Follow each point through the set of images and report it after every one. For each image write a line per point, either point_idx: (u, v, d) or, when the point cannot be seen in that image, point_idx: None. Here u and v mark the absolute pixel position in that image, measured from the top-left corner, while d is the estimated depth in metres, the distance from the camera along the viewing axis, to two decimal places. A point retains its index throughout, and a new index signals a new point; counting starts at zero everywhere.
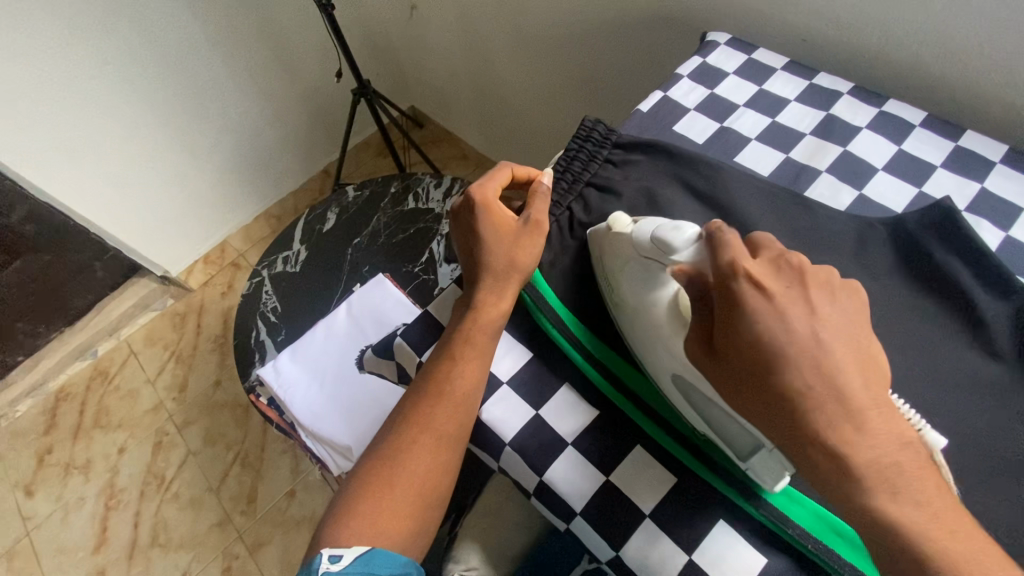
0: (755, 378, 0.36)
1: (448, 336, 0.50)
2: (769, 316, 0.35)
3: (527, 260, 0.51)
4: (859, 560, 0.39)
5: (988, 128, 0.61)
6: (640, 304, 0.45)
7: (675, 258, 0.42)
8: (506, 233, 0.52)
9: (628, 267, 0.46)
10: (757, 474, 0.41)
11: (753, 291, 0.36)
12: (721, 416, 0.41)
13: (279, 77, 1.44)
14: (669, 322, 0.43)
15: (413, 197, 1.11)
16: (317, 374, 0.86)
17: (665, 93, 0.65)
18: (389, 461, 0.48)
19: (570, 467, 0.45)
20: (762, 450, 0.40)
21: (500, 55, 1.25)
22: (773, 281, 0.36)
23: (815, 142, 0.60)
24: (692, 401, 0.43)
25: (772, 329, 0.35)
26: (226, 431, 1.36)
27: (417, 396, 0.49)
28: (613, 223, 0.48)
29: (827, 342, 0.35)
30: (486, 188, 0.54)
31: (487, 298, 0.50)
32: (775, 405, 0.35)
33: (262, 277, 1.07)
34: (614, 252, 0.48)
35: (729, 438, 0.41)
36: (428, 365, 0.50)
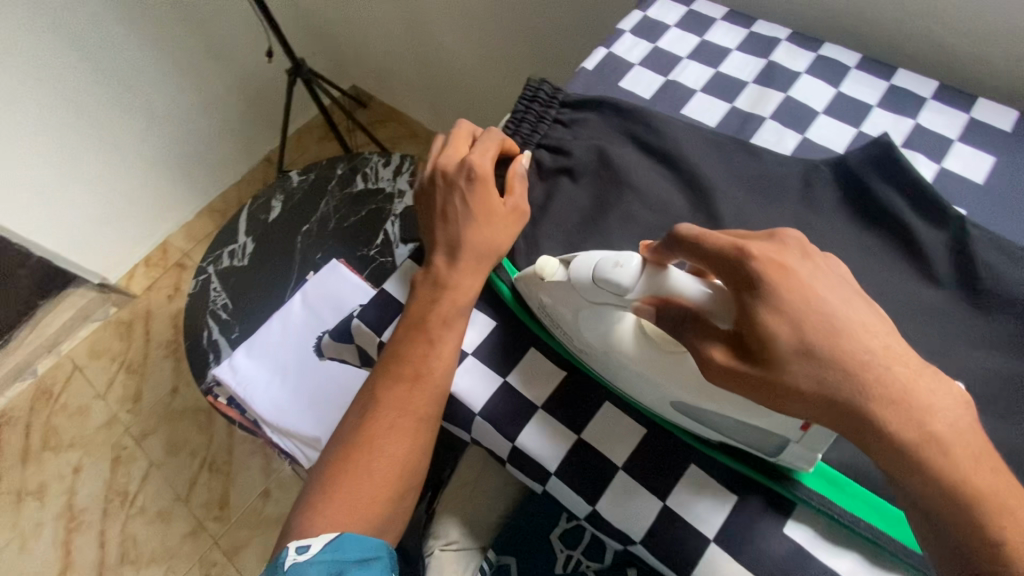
0: (795, 369, 0.32)
1: (417, 311, 0.47)
2: (799, 294, 0.33)
3: (502, 243, 0.49)
4: (822, 486, 0.40)
5: (919, 66, 0.63)
6: (606, 343, 0.42)
7: (631, 296, 0.38)
8: (484, 209, 0.49)
9: (580, 313, 0.42)
10: (790, 461, 0.40)
11: (777, 271, 0.33)
12: (733, 422, 0.39)
13: (206, 61, 1.35)
14: (657, 351, 0.40)
15: (361, 178, 1.07)
16: (277, 368, 0.83)
17: (609, 50, 0.64)
18: (358, 448, 0.45)
19: (542, 430, 0.45)
20: (790, 444, 0.38)
21: (440, 23, 1.20)
22: (785, 254, 0.34)
23: (758, 90, 0.60)
24: (694, 415, 0.41)
25: (812, 313, 0.32)
26: (189, 438, 1.31)
27: (386, 379, 0.46)
28: (542, 271, 0.42)
29: (840, 310, 0.33)
30: (483, 159, 0.51)
31: (461, 279, 0.47)
32: (830, 389, 0.32)
33: (208, 274, 1.01)
34: (557, 302, 0.43)
35: (749, 439, 0.40)
36: (396, 347, 0.47)
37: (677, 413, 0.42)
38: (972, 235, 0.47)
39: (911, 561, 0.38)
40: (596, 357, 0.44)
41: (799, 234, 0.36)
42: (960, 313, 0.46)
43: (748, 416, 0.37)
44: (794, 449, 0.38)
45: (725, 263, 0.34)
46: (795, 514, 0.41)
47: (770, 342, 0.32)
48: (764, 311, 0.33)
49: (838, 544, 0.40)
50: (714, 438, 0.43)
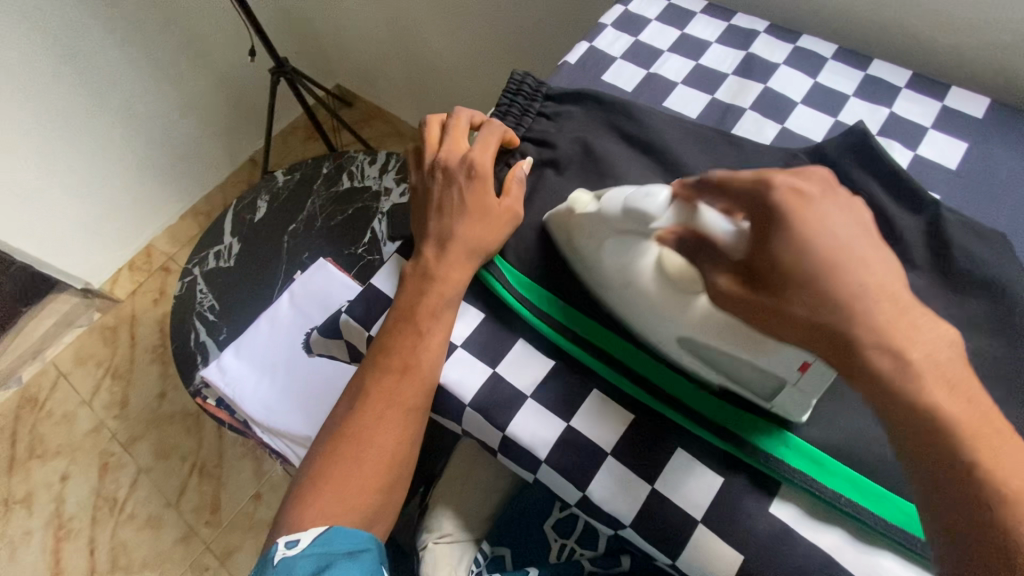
0: (790, 299, 0.33)
1: (405, 301, 0.48)
2: (813, 221, 0.32)
3: (490, 240, 0.49)
4: (807, 465, 0.41)
5: (893, 57, 0.65)
6: (623, 274, 0.44)
7: (656, 226, 0.40)
8: (479, 207, 0.50)
9: (603, 243, 0.45)
10: (785, 409, 0.42)
11: (795, 200, 0.33)
12: (740, 362, 0.41)
13: (188, 62, 1.33)
14: (669, 287, 0.42)
15: (348, 176, 1.07)
16: (265, 368, 0.83)
17: (591, 44, 0.65)
18: (348, 442, 0.45)
19: (532, 419, 0.45)
20: (786, 387, 0.41)
21: (424, 21, 1.20)
22: (809, 186, 0.33)
23: (738, 82, 0.61)
24: (697, 352, 0.43)
25: (821, 239, 0.32)
26: (179, 443, 1.30)
27: (374, 372, 0.46)
28: (575, 204, 0.46)
29: (850, 239, 0.32)
30: (485, 158, 0.52)
31: (449, 271, 0.48)
32: (821, 319, 0.32)
33: (194, 276, 1.01)
34: (584, 234, 0.46)
35: (747, 382, 0.42)
36: (385, 339, 0.47)
37: (683, 353, 0.44)
38: (946, 218, 0.49)
39: (893, 535, 0.39)
40: (612, 292, 0.46)
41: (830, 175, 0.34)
42: (936, 294, 0.47)
43: (744, 351, 0.40)
44: (789, 392, 0.41)
45: (750, 195, 0.34)
46: (780, 493, 0.42)
47: (775, 273, 0.33)
48: (773, 243, 0.33)
49: (821, 521, 0.41)
50: (716, 381, 0.44)
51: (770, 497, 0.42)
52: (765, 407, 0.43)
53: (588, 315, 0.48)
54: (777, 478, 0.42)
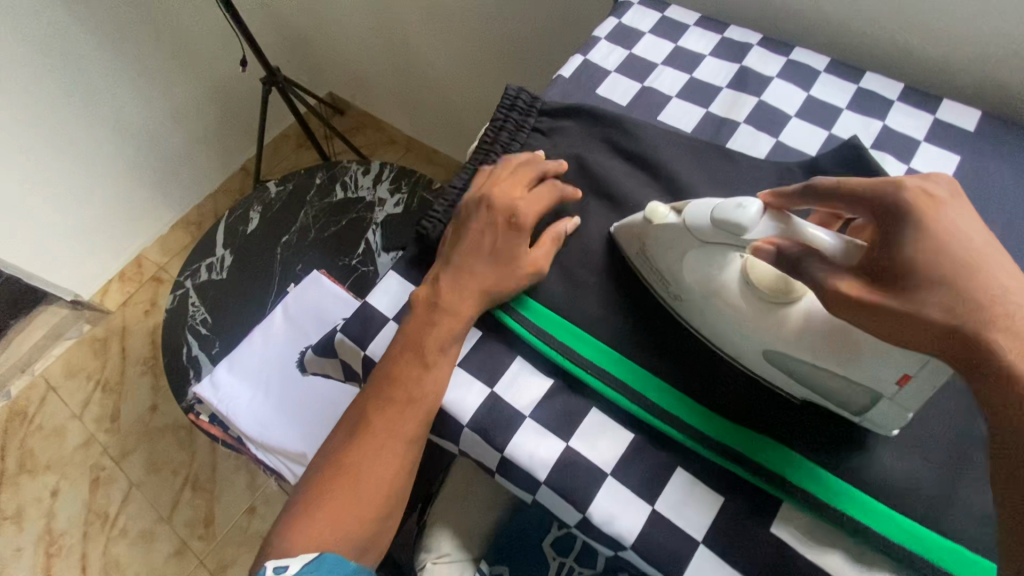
0: (930, 297, 0.33)
1: (411, 331, 0.47)
2: (947, 223, 0.35)
3: (502, 288, 0.48)
4: (807, 484, 0.41)
5: (884, 69, 0.65)
6: (706, 287, 0.45)
7: (749, 237, 0.41)
8: (504, 259, 0.48)
9: (686, 253, 0.45)
10: (876, 423, 0.42)
11: (928, 204, 0.35)
12: (829, 376, 0.41)
13: (178, 71, 1.32)
14: (758, 299, 0.43)
15: (341, 187, 1.06)
16: (259, 383, 0.82)
17: (585, 57, 0.65)
18: (344, 468, 0.45)
19: (531, 439, 0.45)
20: (881, 400, 0.40)
21: (417, 29, 1.20)
22: (939, 191, 0.36)
23: (732, 95, 0.61)
24: (787, 366, 0.43)
25: (953, 242, 0.34)
26: (171, 456, 1.28)
27: (375, 400, 0.46)
28: (652, 215, 0.46)
29: (973, 242, 0.34)
30: (531, 209, 0.50)
31: (457, 306, 0.47)
32: (961, 320, 0.32)
33: (186, 289, 0.99)
34: (664, 244, 0.46)
35: (835, 395, 0.42)
36: (389, 367, 0.46)
37: (771, 369, 0.44)
38: None
39: (894, 552, 0.39)
40: (692, 304, 0.46)
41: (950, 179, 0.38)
42: None
43: (842, 365, 0.40)
44: (881, 409, 0.40)
45: (874, 199, 0.37)
46: (781, 511, 0.42)
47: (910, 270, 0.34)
48: (904, 238, 0.35)
49: (821, 539, 0.41)
50: (799, 395, 0.44)
51: (771, 516, 0.42)
52: (851, 420, 0.43)
53: (592, 338, 0.48)
54: (778, 496, 0.42)
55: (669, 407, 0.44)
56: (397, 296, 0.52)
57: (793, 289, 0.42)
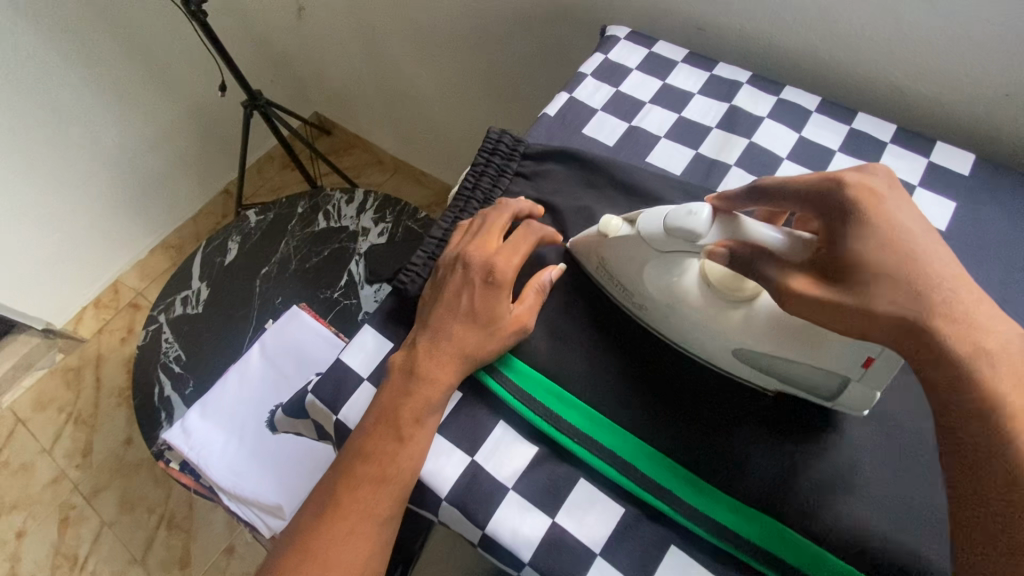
0: (868, 283, 0.33)
1: (384, 401, 0.44)
2: (883, 214, 0.35)
3: (481, 351, 0.45)
4: (812, 566, 0.38)
5: (877, 108, 0.64)
6: (670, 294, 0.44)
7: (702, 242, 0.41)
8: (484, 317, 0.45)
9: (643, 263, 0.44)
10: (846, 406, 0.41)
11: (868, 196, 0.36)
12: (797, 364, 0.41)
13: (158, 94, 1.29)
14: (714, 303, 0.43)
15: (323, 216, 1.03)
16: (234, 428, 0.79)
17: (571, 94, 0.63)
18: (311, 556, 0.41)
19: (514, 514, 0.42)
20: (848, 383, 0.40)
21: (403, 54, 1.18)
22: (876, 183, 0.37)
23: (722, 136, 0.59)
24: (755, 361, 0.43)
25: (886, 229, 0.35)
26: (146, 493, 1.23)
27: (348, 478, 0.43)
28: (607, 228, 0.45)
29: (913, 229, 0.35)
30: (508, 264, 0.46)
31: (433, 372, 0.44)
32: (904, 306, 0.32)
33: (160, 324, 0.96)
34: (620, 255, 0.45)
35: (803, 382, 0.42)
36: (361, 443, 0.43)
37: (744, 368, 0.44)
38: None
39: None
40: (656, 310, 0.46)
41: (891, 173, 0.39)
42: None
43: (808, 350, 0.40)
44: (853, 388, 0.40)
45: (818, 195, 0.38)
46: None
47: (846, 258, 0.34)
48: (846, 233, 0.35)
49: None
50: (772, 388, 0.44)
51: None
52: (823, 406, 0.43)
53: (578, 400, 0.45)
54: None
55: (661, 481, 0.41)
56: (372, 354, 0.49)
57: (746, 288, 0.42)
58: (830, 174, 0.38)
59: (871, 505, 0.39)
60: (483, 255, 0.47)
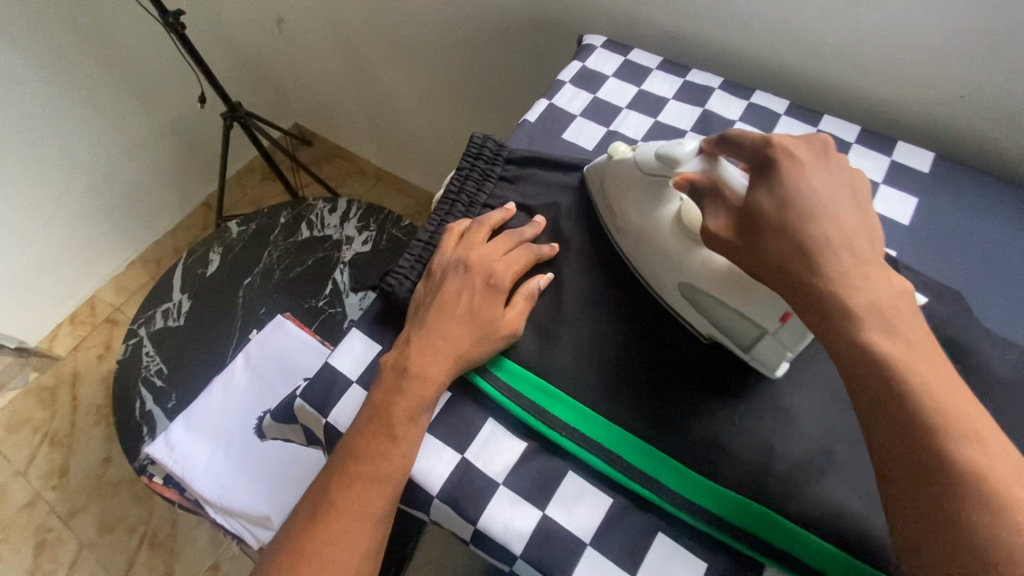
0: (765, 236, 0.39)
1: (377, 399, 0.44)
2: (796, 177, 0.40)
3: (475, 353, 0.46)
4: (795, 547, 0.40)
5: (842, 111, 0.67)
6: (643, 221, 0.49)
7: (680, 171, 0.45)
8: (484, 320, 0.47)
9: (628, 190, 0.49)
10: (761, 361, 0.45)
11: (788, 161, 0.40)
12: (728, 310, 0.45)
13: (135, 107, 1.28)
14: (676, 236, 0.47)
15: (306, 225, 1.03)
16: (220, 440, 0.78)
17: (551, 101, 0.65)
18: (304, 556, 0.42)
19: (505, 508, 0.43)
20: (767, 335, 0.43)
21: (384, 65, 1.20)
22: (805, 150, 0.41)
23: (696, 138, 0.62)
24: (696, 300, 0.46)
25: (792, 192, 0.39)
26: (126, 513, 1.20)
27: (341, 476, 0.43)
28: (613, 152, 0.51)
29: (819, 196, 0.39)
30: (507, 270, 0.49)
31: (426, 369, 0.44)
32: (786, 253, 0.38)
33: (141, 337, 0.94)
34: (614, 182, 0.50)
35: (731, 332, 0.45)
36: (353, 442, 0.43)
37: (680, 303, 0.47)
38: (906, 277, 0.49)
39: None
40: (629, 241, 0.50)
41: (827, 143, 0.42)
42: None
43: (738, 297, 0.44)
44: (769, 341, 0.44)
45: (752, 153, 0.42)
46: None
47: (753, 216, 0.40)
48: (759, 193, 0.40)
49: None
50: (706, 334, 0.47)
51: None
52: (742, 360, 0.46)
53: (567, 396, 0.46)
54: (763, 561, 0.40)
55: (649, 471, 0.43)
56: (360, 356, 0.49)
57: None
58: (766, 135, 0.42)
59: (847, 485, 0.41)
60: (484, 260, 0.49)
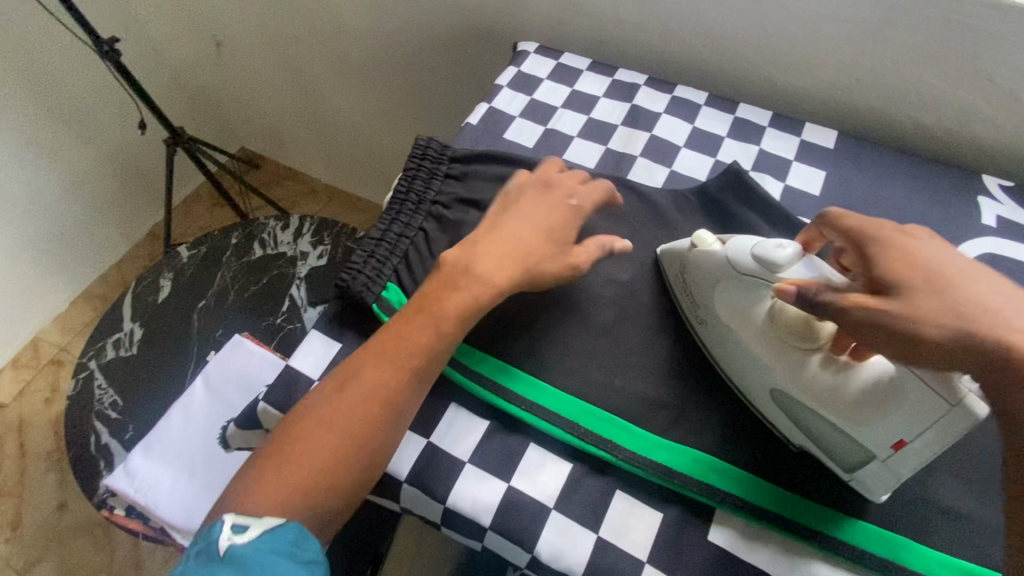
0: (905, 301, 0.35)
1: (430, 291, 0.47)
2: (916, 249, 0.38)
3: (539, 267, 0.48)
4: (736, 486, 0.44)
5: (755, 100, 0.73)
6: (736, 316, 0.46)
7: (781, 275, 0.42)
8: (554, 238, 0.50)
9: (720, 284, 0.47)
10: (864, 484, 0.42)
11: (904, 237, 0.38)
12: (828, 426, 0.42)
13: (73, 139, 1.24)
14: (770, 333, 0.44)
15: (259, 244, 1.03)
16: (181, 464, 0.77)
17: (490, 104, 0.68)
18: (325, 413, 0.43)
19: (472, 484, 0.45)
20: (873, 461, 0.40)
21: (329, 83, 1.21)
22: (914, 230, 0.39)
23: (627, 131, 0.66)
24: (787, 408, 0.44)
25: (923, 264, 0.37)
26: (86, 559, 1.14)
27: (388, 339, 0.45)
28: (698, 241, 0.48)
29: (952, 267, 0.37)
30: (586, 201, 0.53)
31: (490, 263, 0.47)
32: (935, 320, 0.34)
33: (91, 370, 0.92)
34: (701, 271, 0.48)
35: (830, 447, 0.43)
36: (411, 313, 0.46)
37: (772, 408, 0.45)
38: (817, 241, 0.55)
39: (822, 541, 0.42)
40: (712, 331, 0.48)
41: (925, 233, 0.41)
42: None
43: (843, 416, 0.40)
44: (875, 470, 0.41)
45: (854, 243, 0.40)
46: (717, 517, 0.44)
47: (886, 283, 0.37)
48: (881, 258, 0.38)
49: (756, 540, 0.43)
50: (798, 444, 0.45)
51: (705, 525, 0.44)
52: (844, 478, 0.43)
53: (522, 373, 0.49)
54: (711, 504, 0.44)
55: (602, 434, 0.46)
56: (320, 356, 0.51)
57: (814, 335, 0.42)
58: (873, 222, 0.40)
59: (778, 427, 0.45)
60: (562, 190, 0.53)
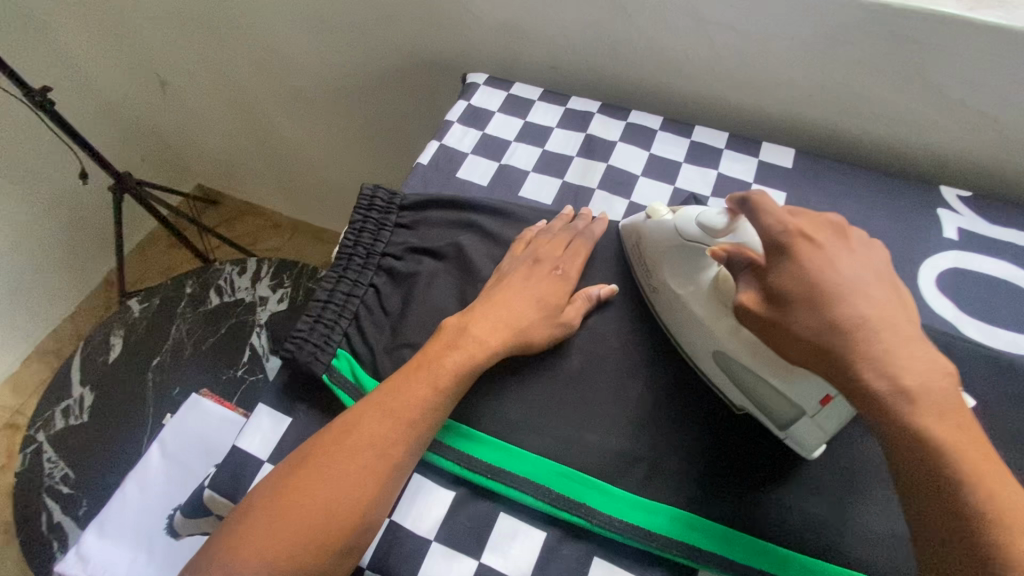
0: (795, 312, 0.38)
1: (430, 351, 0.46)
2: (813, 259, 0.39)
3: (528, 335, 0.48)
4: (718, 545, 0.42)
5: (711, 121, 0.72)
6: (685, 284, 0.48)
7: (719, 240, 0.45)
8: (546, 305, 0.50)
9: (667, 252, 0.49)
10: (799, 442, 0.43)
11: (805, 243, 0.39)
12: (762, 383, 0.43)
13: (10, 193, 1.17)
14: (713, 301, 0.46)
15: (216, 292, 0.98)
16: (140, 543, 0.71)
17: (440, 142, 0.66)
18: (308, 470, 0.40)
19: (440, 565, 0.42)
20: (803, 418, 0.42)
21: (281, 118, 1.17)
22: (817, 230, 0.40)
23: (583, 163, 0.64)
24: (730, 371, 0.45)
25: (820, 274, 0.38)
26: None
27: (379, 400, 0.43)
28: (653, 213, 0.51)
29: (848, 274, 0.38)
30: (573, 266, 0.53)
31: (481, 330, 0.47)
32: (818, 330, 0.37)
33: (39, 443, 0.86)
34: (654, 241, 0.50)
35: (766, 406, 0.44)
36: (403, 373, 0.45)
37: (716, 371, 0.46)
38: None
39: None
40: (663, 301, 0.50)
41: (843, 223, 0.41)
42: None
43: (775, 376, 0.42)
44: (807, 424, 0.42)
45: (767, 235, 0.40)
46: None
47: (780, 292, 0.39)
48: (781, 267, 0.39)
49: None
50: (741, 407, 0.46)
51: None
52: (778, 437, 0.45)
53: (487, 436, 0.46)
54: (694, 565, 0.42)
55: (574, 497, 0.44)
56: (269, 433, 0.47)
57: None
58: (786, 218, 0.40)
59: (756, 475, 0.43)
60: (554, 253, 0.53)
